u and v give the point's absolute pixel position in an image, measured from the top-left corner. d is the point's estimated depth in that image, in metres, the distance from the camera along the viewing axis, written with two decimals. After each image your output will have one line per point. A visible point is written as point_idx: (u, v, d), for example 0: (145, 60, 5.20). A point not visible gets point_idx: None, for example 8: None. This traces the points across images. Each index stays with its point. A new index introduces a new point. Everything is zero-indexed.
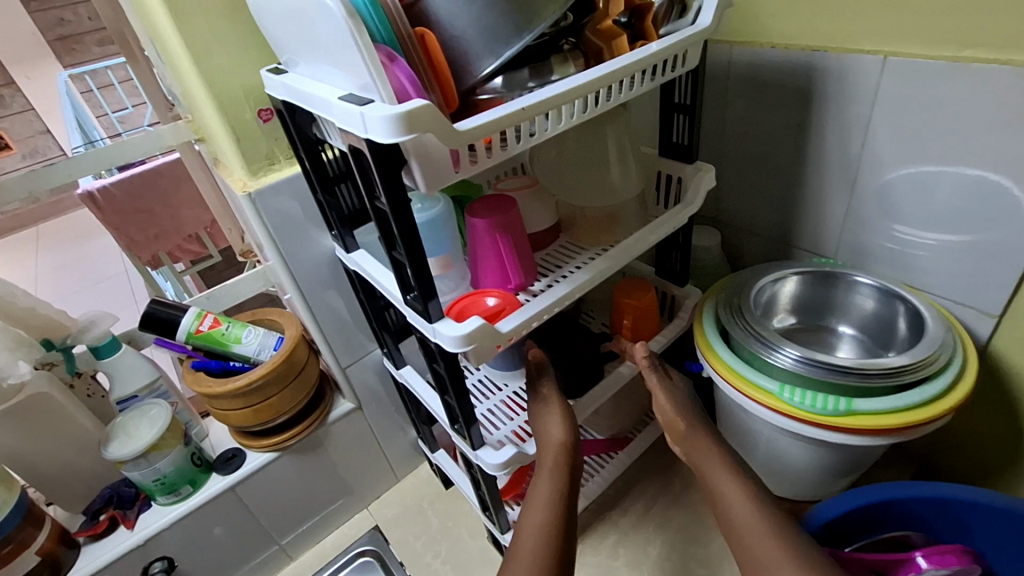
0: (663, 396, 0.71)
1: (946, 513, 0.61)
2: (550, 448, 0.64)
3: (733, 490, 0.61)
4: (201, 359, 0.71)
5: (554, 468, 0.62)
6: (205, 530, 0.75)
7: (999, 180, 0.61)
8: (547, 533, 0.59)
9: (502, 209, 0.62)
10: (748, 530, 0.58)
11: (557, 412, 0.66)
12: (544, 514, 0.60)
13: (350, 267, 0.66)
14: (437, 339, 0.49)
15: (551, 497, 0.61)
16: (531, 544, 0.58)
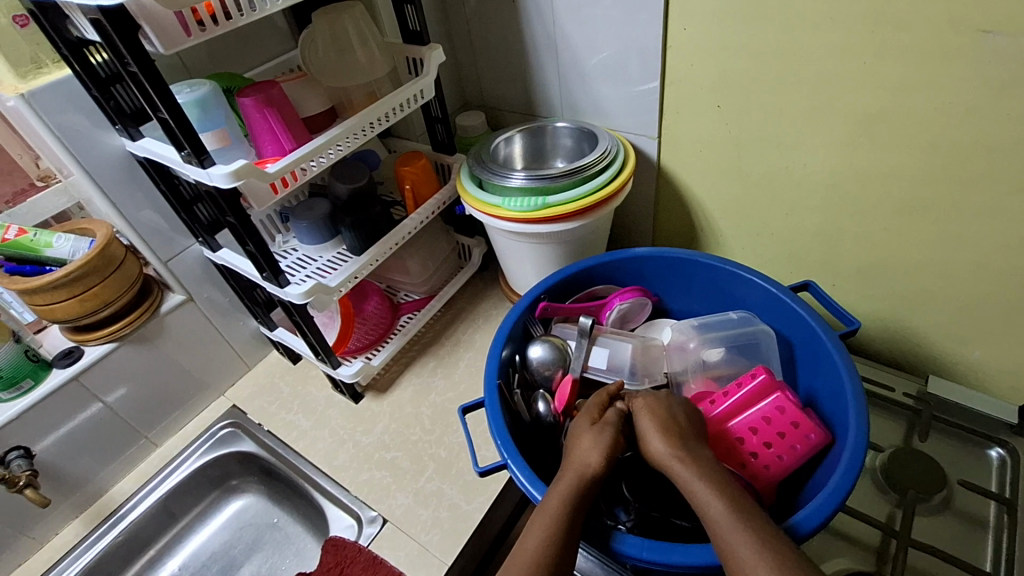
0: (660, 428, 0.59)
1: (633, 269, 0.87)
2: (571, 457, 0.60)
3: (706, 489, 0.52)
4: (14, 266, 0.79)
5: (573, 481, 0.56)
6: (58, 420, 0.83)
7: (631, 35, 0.87)
8: (549, 530, 0.53)
9: (265, 89, 0.76)
10: (748, 546, 0.48)
11: (592, 436, 0.59)
12: (553, 513, 0.54)
13: (139, 155, 0.76)
14: (212, 180, 0.63)
15: (562, 498, 0.55)
16: (535, 538, 0.52)
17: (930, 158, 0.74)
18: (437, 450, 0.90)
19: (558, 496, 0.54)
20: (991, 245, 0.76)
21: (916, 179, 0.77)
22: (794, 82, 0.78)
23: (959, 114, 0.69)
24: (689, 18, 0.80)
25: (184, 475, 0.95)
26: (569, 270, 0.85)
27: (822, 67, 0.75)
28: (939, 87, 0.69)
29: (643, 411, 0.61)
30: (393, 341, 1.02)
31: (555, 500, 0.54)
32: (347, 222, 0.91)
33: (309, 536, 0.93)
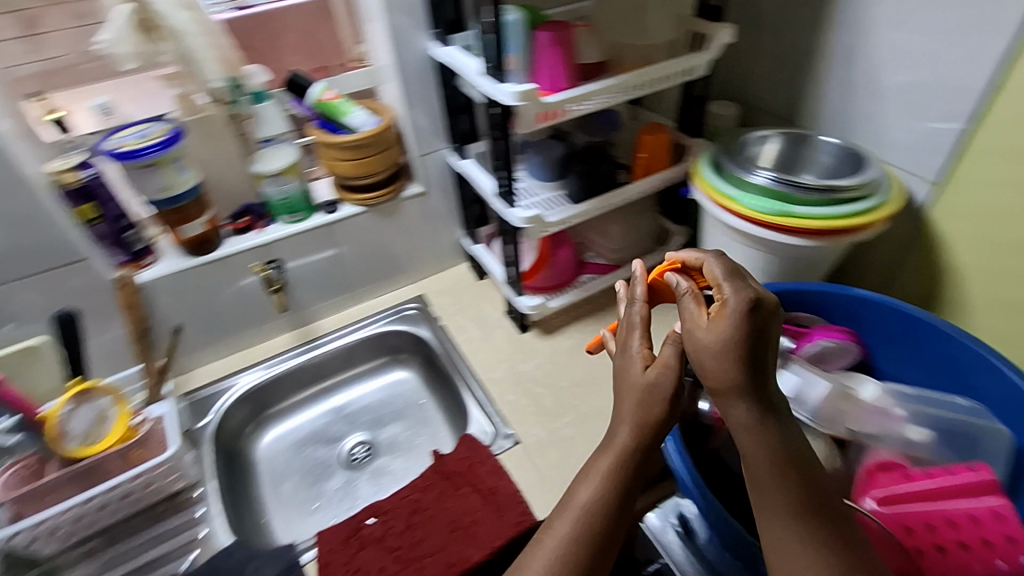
0: (734, 376, 0.49)
1: (855, 310, 0.80)
2: (630, 390, 0.57)
3: (754, 441, 0.50)
4: (321, 122, 0.97)
5: (634, 436, 0.57)
6: (305, 252, 1.02)
7: (953, 67, 0.77)
8: (603, 482, 0.56)
9: (561, 29, 0.81)
10: (810, 542, 0.47)
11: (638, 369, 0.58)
12: (608, 467, 0.57)
13: (439, 59, 0.88)
14: (501, 95, 0.71)
15: (616, 458, 0.56)
16: (590, 490, 0.56)
17: None
18: (581, 403, 0.93)
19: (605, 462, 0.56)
20: None
21: None
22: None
23: None
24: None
25: (371, 332, 1.11)
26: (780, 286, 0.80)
27: None
28: None
29: (707, 336, 0.50)
30: (571, 292, 1.07)
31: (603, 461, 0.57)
32: (577, 170, 0.96)
33: (445, 426, 1.05)
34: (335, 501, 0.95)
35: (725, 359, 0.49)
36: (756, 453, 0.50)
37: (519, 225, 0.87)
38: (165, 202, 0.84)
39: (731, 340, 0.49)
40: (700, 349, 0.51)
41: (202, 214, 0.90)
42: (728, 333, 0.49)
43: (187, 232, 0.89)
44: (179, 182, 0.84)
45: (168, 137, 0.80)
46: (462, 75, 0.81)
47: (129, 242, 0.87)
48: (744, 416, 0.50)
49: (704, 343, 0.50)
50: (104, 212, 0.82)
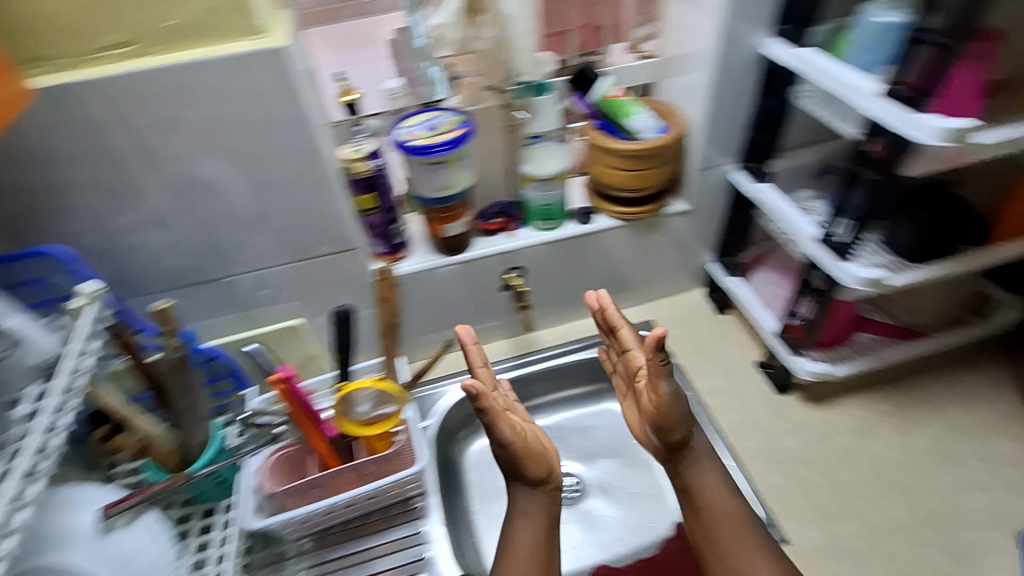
0: (686, 423, 0.69)
1: None
2: (543, 491, 0.71)
3: (709, 463, 0.71)
4: (601, 122, 0.84)
5: (532, 490, 0.70)
6: (547, 262, 0.93)
7: None
8: (541, 543, 0.70)
9: (986, 44, 0.59)
10: (707, 477, 0.71)
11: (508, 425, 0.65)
12: (523, 531, 0.70)
13: (782, 63, 0.70)
14: (914, 129, 0.53)
15: (544, 509, 0.71)
16: (529, 544, 0.69)
17: None
18: (865, 505, 0.76)
19: (525, 527, 0.70)
20: None
21: None
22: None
23: None
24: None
25: (595, 354, 1.00)
26: None
27: None
28: None
29: (675, 409, 0.68)
30: (856, 357, 0.87)
31: (523, 534, 0.70)
32: (915, 216, 0.75)
33: (671, 491, 0.93)
34: None
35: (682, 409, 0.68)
36: (711, 485, 0.71)
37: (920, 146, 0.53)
38: (439, 200, 0.77)
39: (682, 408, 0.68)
40: (663, 398, 0.66)
41: (466, 215, 0.83)
42: (670, 388, 0.66)
43: (448, 232, 0.82)
44: (461, 181, 0.76)
45: (457, 135, 0.71)
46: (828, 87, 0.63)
47: (392, 234, 0.82)
48: (709, 467, 0.71)
49: (677, 408, 0.68)
50: (380, 204, 0.79)
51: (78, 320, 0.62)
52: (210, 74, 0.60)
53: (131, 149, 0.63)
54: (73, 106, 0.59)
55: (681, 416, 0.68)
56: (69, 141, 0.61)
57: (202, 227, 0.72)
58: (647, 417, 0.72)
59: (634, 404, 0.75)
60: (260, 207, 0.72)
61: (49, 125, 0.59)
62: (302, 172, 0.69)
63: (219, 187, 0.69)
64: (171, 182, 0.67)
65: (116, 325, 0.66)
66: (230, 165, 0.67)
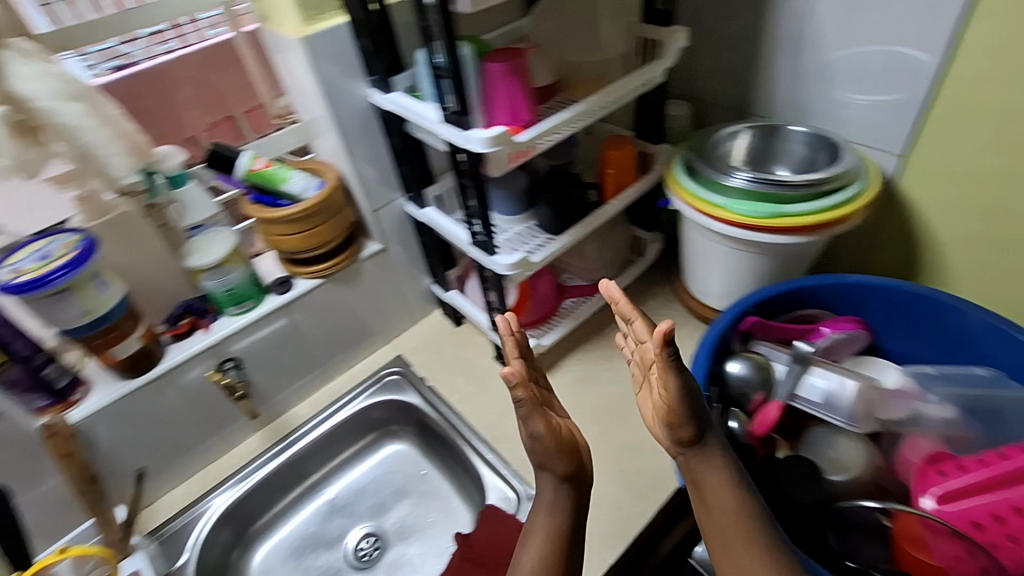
0: (692, 414, 0.59)
1: (876, 302, 0.78)
2: (551, 482, 0.69)
3: (718, 460, 0.61)
4: (256, 195, 0.85)
5: (555, 495, 0.68)
6: (261, 343, 0.90)
7: (907, 53, 0.77)
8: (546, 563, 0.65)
9: (514, 57, 0.76)
10: (708, 480, 0.60)
11: (534, 417, 0.63)
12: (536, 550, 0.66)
13: (386, 107, 0.78)
14: (470, 144, 0.64)
15: (551, 513, 0.68)
16: (534, 557, 0.65)
17: None
18: (598, 442, 0.88)
19: (537, 536, 0.67)
20: None
21: None
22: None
23: None
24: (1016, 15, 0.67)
25: (352, 411, 1.00)
26: (760, 294, 0.79)
27: None
28: None
29: (676, 400, 0.57)
30: (561, 322, 1.02)
31: (534, 542, 0.67)
32: (547, 199, 0.90)
33: (460, 501, 0.95)
34: None
35: (674, 396, 0.57)
36: (718, 482, 0.60)
37: (483, 152, 0.65)
38: (87, 327, 0.71)
39: (681, 401, 0.57)
40: (671, 395, 0.57)
41: (138, 329, 0.77)
42: (678, 385, 0.56)
43: (120, 354, 0.75)
44: (102, 301, 0.71)
45: (75, 256, 0.67)
46: (418, 122, 0.73)
47: (50, 380, 0.73)
48: (715, 463, 0.61)
49: (675, 396, 0.57)
50: (12, 355, 0.69)
51: None
52: None
53: None
54: None
55: (687, 407, 0.58)
56: None
57: None
58: (657, 412, 0.61)
59: (647, 393, 0.64)
60: None
61: None
62: None
63: None
64: None
65: None
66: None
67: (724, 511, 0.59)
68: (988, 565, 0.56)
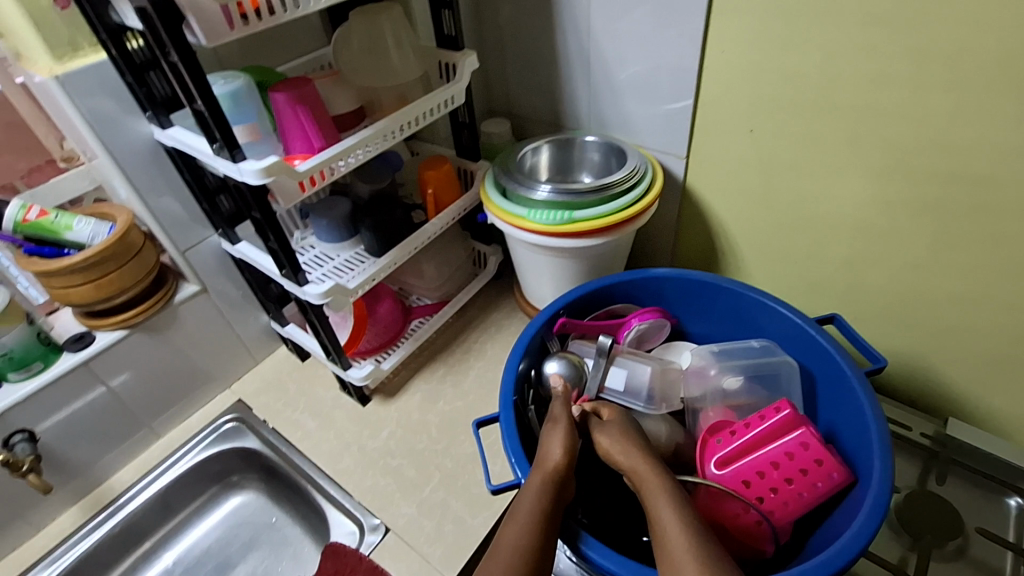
0: (640, 452, 0.62)
1: (669, 290, 0.86)
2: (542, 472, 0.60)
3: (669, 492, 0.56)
4: (32, 246, 0.78)
5: (547, 476, 0.60)
6: (59, 408, 0.82)
7: (666, 67, 0.86)
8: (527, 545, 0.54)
9: (299, 86, 0.74)
10: (654, 504, 0.56)
11: (561, 428, 0.64)
12: (515, 531, 0.55)
13: (168, 144, 0.75)
14: (243, 176, 0.63)
15: (539, 490, 0.58)
16: (514, 531, 0.55)
17: (937, 210, 0.75)
18: (441, 459, 0.88)
19: (529, 492, 0.58)
20: (988, 308, 0.79)
21: (929, 233, 0.78)
22: (852, 108, 0.75)
23: (963, 184, 0.72)
24: (736, 30, 0.77)
25: (185, 467, 0.93)
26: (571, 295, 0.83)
27: (853, 114, 0.75)
28: (951, 161, 0.71)
29: (609, 442, 0.63)
30: (404, 344, 1.01)
31: (524, 505, 0.57)
32: (367, 224, 0.90)
33: (310, 544, 0.91)
34: None
35: (613, 441, 0.63)
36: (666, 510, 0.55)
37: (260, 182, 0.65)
38: None
39: (631, 443, 0.63)
40: (611, 439, 0.63)
41: None
42: (618, 430, 0.64)
43: None
44: None
45: None
46: (201, 157, 0.71)
47: None
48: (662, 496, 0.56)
49: (607, 439, 0.63)
50: None
51: None
52: None
53: None
54: None
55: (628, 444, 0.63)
56: None
57: None
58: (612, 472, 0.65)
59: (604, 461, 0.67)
60: None
61: None
62: None
63: None
64: None
65: None
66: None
67: (665, 538, 0.53)
68: (760, 517, 0.62)
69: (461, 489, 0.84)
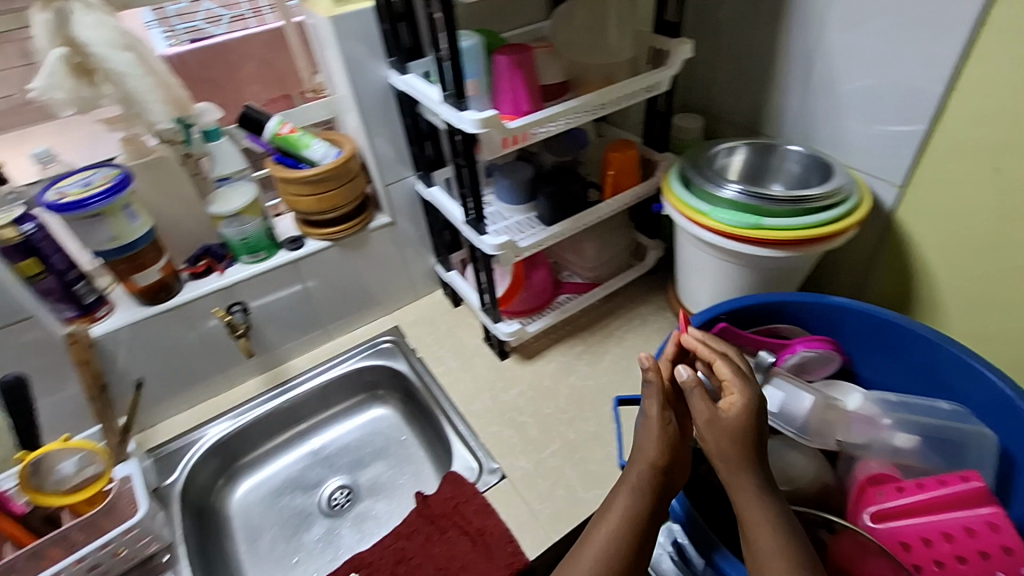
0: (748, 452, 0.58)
1: (849, 325, 0.79)
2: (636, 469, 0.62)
3: (765, 511, 0.56)
4: (279, 156, 0.93)
5: (636, 478, 0.62)
6: (269, 293, 0.98)
7: (907, 84, 0.78)
8: (620, 540, 0.59)
9: (520, 51, 0.80)
10: (748, 512, 0.57)
11: (649, 418, 0.63)
12: (608, 531, 0.60)
13: (399, 88, 0.85)
14: (463, 124, 0.69)
15: (630, 492, 0.62)
16: (605, 532, 0.60)
17: None
18: (565, 429, 0.91)
19: (623, 490, 0.62)
20: None
21: None
22: None
23: None
24: (1014, 51, 0.67)
25: (345, 370, 1.07)
26: (737, 303, 0.80)
27: None
28: None
29: (718, 427, 0.59)
30: (549, 313, 1.04)
31: (615, 507, 0.61)
32: (546, 192, 0.94)
33: (430, 467, 1.00)
34: (317, 552, 0.91)
35: (725, 431, 0.59)
36: (765, 528, 0.55)
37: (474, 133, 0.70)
38: (116, 252, 0.80)
39: (737, 433, 0.58)
40: (717, 430, 0.59)
41: (157, 261, 0.86)
42: (727, 424, 0.58)
43: (142, 280, 0.85)
44: (130, 231, 0.80)
45: (112, 185, 0.76)
46: (424, 102, 0.79)
47: (79, 295, 0.82)
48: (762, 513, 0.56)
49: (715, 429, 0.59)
50: (48, 266, 0.78)
51: None
52: None
53: None
54: None
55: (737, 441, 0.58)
56: None
57: None
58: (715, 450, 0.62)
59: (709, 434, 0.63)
60: None
61: None
62: None
63: None
64: None
65: None
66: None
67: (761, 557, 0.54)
68: None
69: (580, 462, 0.86)
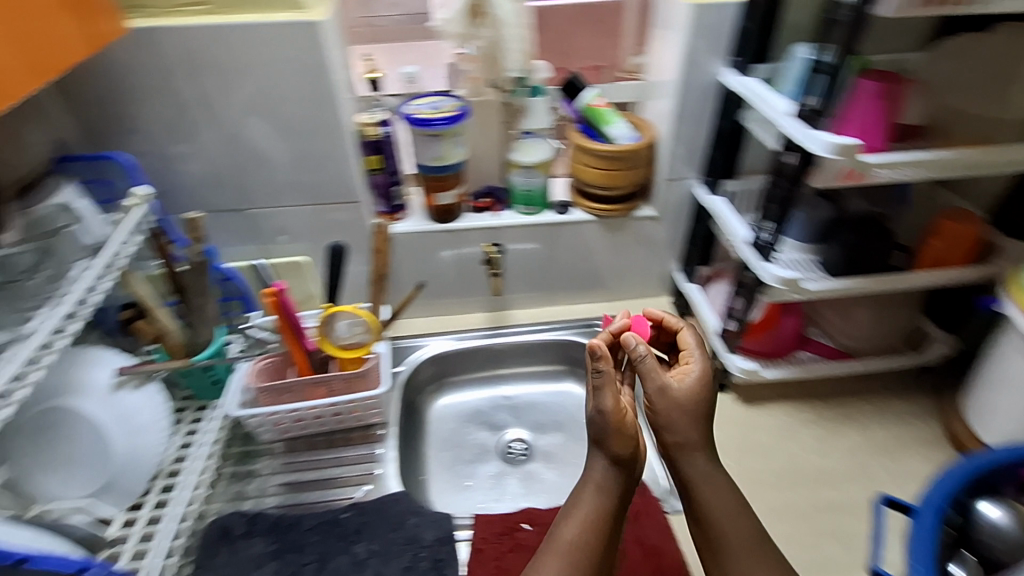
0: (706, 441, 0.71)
1: None
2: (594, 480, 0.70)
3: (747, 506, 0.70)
4: (583, 125, 0.98)
5: (600, 476, 0.69)
6: (525, 245, 1.05)
7: None
8: (593, 532, 0.67)
9: (893, 81, 0.70)
10: (720, 513, 0.69)
11: (610, 394, 0.67)
12: (586, 513, 0.68)
13: (732, 88, 0.81)
14: (811, 143, 0.64)
15: (596, 490, 0.69)
16: (574, 529, 0.66)
17: None
18: (772, 492, 0.83)
19: (591, 487, 0.69)
20: None
21: None
22: None
23: None
24: None
25: (559, 337, 1.11)
26: None
27: None
28: None
29: (684, 407, 0.70)
30: (787, 365, 0.94)
31: (588, 494, 0.69)
32: (847, 240, 0.83)
33: None
34: (486, 486, 0.97)
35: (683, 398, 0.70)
36: (722, 507, 0.69)
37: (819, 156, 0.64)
38: (435, 168, 0.91)
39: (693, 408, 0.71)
40: (675, 403, 0.70)
41: (456, 187, 0.96)
42: (691, 408, 0.70)
43: (440, 200, 0.95)
44: (453, 155, 0.90)
45: (455, 114, 0.86)
46: (759, 108, 0.74)
47: (393, 196, 0.96)
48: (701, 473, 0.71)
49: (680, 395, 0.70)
50: (384, 166, 0.93)
51: (128, 217, 0.78)
52: (255, 32, 0.75)
53: (197, 91, 0.79)
54: (157, 44, 0.75)
55: (691, 421, 0.70)
56: (148, 75, 0.77)
57: (239, 166, 0.87)
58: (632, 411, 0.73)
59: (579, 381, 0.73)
60: (289, 154, 0.87)
61: (135, 60, 0.76)
62: (323, 130, 0.84)
63: (270, 126, 0.84)
64: (225, 128, 0.83)
65: (156, 228, 0.82)
66: (268, 125, 0.83)
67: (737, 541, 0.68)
68: None
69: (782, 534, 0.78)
